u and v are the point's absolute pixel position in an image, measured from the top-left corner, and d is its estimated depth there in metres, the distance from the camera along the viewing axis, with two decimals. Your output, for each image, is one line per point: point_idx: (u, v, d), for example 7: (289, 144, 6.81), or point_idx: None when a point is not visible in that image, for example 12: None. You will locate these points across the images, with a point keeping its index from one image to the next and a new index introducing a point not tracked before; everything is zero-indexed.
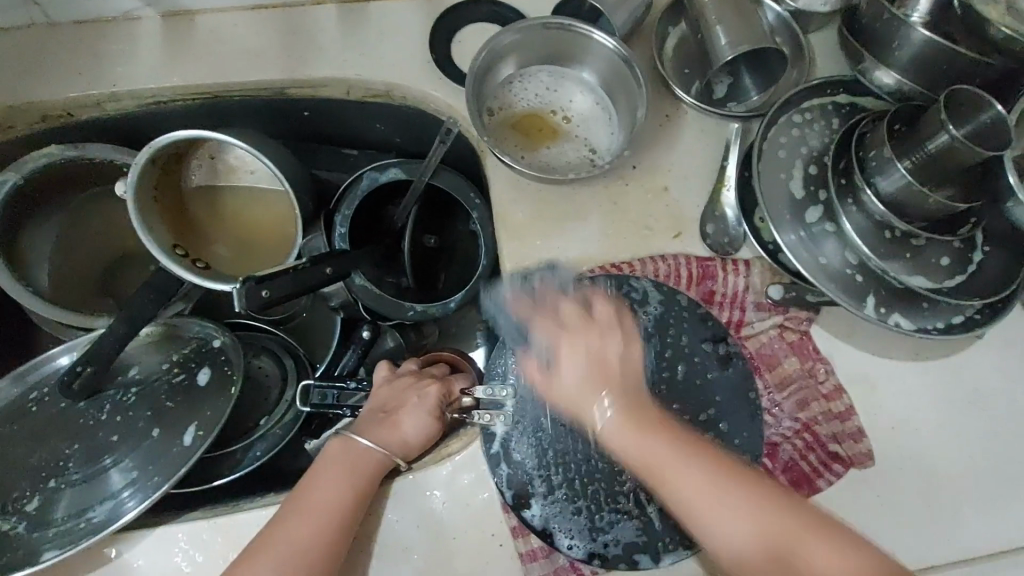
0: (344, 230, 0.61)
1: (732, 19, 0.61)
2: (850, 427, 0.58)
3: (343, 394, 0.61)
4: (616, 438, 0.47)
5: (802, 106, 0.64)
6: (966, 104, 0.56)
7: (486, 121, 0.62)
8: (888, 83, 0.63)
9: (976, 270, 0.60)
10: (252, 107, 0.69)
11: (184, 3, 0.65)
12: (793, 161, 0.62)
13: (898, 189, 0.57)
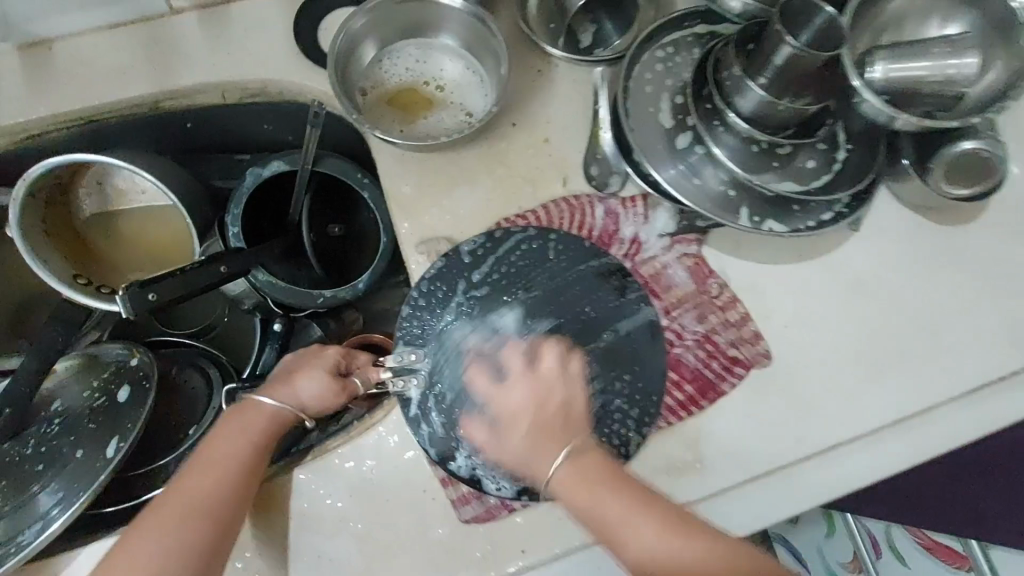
0: (237, 229, 0.62)
1: None
2: (746, 332, 0.62)
3: None
4: (577, 486, 0.46)
5: (662, 41, 0.67)
6: (802, 13, 0.58)
7: (359, 99, 0.63)
8: (736, 7, 0.65)
9: (839, 167, 0.64)
10: (132, 127, 0.69)
11: (38, 32, 0.64)
12: (659, 95, 0.66)
13: (757, 106, 0.59)
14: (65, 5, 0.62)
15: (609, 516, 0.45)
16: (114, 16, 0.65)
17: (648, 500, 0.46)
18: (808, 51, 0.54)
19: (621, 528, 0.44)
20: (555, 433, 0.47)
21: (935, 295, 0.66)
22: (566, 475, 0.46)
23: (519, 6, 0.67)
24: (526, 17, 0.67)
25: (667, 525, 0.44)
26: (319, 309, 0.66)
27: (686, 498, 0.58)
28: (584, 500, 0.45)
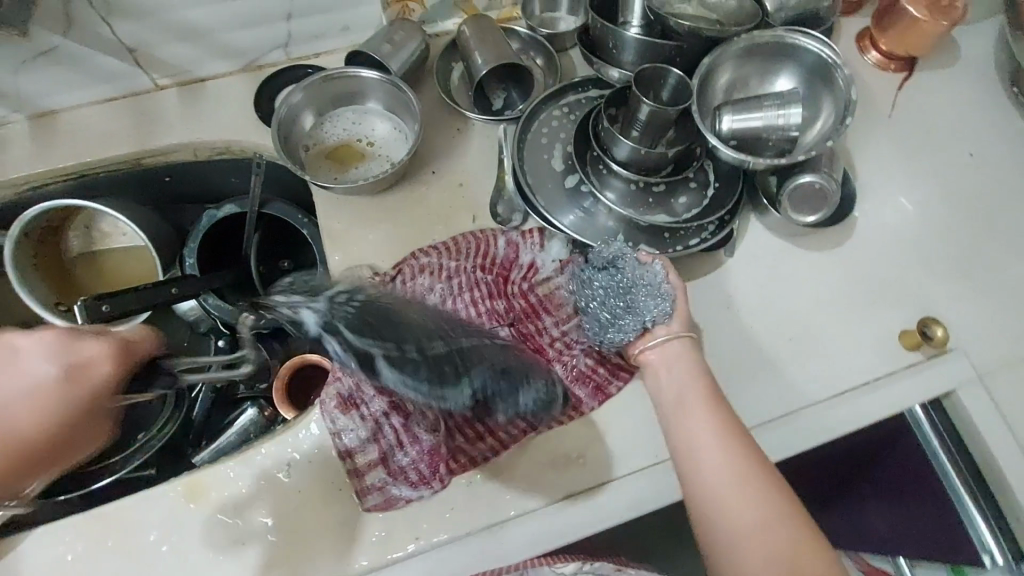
0: (194, 260, 0.73)
1: (484, 46, 0.77)
2: None
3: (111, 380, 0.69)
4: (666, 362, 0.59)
5: (558, 103, 0.81)
6: (655, 77, 0.73)
7: (302, 156, 0.77)
8: (616, 76, 0.79)
9: (709, 203, 0.75)
10: (117, 179, 0.83)
11: (46, 105, 0.79)
12: (553, 145, 0.78)
13: (628, 155, 0.71)
14: (70, 83, 0.77)
15: (680, 401, 0.55)
16: (109, 91, 0.80)
17: (718, 406, 0.54)
18: (663, 108, 0.69)
19: (715, 481, 0.50)
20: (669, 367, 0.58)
21: (802, 310, 0.75)
22: (670, 343, 0.59)
23: (440, 79, 0.82)
24: (446, 88, 0.82)
25: (720, 436, 0.52)
26: (262, 331, 0.76)
27: (570, 488, 0.64)
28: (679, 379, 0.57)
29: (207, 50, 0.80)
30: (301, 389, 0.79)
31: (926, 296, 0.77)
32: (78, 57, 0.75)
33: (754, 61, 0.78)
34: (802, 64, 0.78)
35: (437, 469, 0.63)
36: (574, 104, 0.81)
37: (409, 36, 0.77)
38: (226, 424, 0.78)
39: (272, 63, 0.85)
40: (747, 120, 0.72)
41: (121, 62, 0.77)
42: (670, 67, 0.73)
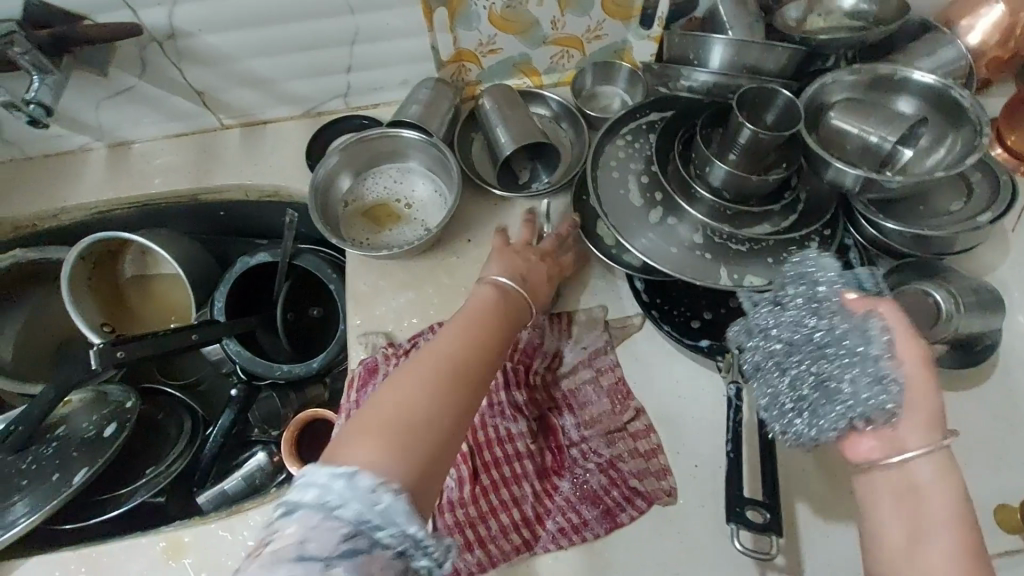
0: (222, 304, 0.73)
1: (511, 122, 0.74)
2: (653, 465, 0.62)
3: (250, 478, 0.75)
4: (925, 480, 0.38)
5: (623, 130, 0.76)
6: (760, 97, 0.67)
7: (339, 214, 0.75)
8: (701, 79, 0.72)
9: (804, 208, 0.69)
10: (176, 211, 0.86)
11: (123, 137, 0.84)
12: (627, 178, 0.73)
13: (724, 177, 0.66)
14: (144, 119, 0.81)
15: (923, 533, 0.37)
16: (180, 128, 0.84)
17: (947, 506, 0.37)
18: (766, 133, 0.64)
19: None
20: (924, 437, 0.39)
21: None
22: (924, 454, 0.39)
23: (463, 155, 0.79)
24: (468, 163, 0.78)
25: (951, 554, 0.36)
26: (278, 380, 0.76)
27: None
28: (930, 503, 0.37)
29: (271, 96, 0.81)
30: (311, 446, 0.78)
31: None
32: (153, 96, 0.78)
33: (867, 97, 0.71)
34: (912, 98, 0.69)
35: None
36: (630, 141, 0.75)
37: (440, 108, 0.77)
38: (235, 465, 0.77)
39: (331, 111, 0.85)
40: (843, 132, 0.67)
41: (190, 102, 0.80)
42: (775, 87, 0.67)
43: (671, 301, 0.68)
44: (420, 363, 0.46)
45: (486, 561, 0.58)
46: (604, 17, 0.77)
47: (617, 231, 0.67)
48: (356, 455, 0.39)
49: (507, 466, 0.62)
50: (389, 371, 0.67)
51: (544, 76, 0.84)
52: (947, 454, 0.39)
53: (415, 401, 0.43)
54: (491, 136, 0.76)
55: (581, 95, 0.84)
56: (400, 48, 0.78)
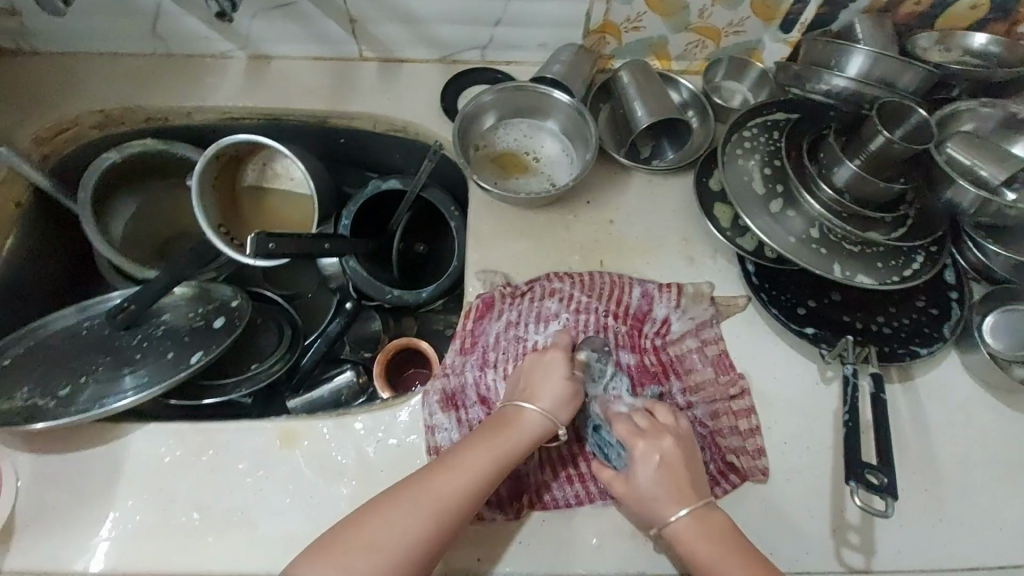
0: (349, 222, 0.78)
1: (649, 97, 0.77)
2: (751, 446, 0.65)
3: (338, 394, 0.78)
4: (688, 543, 0.53)
5: (750, 124, 0.79)
6: (896, 113, 0.70)
7: (472, 154, 0.79)
8: (838, 84, 0.75)
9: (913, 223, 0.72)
10: (301, 130, 0.89)
11: (266, 50, 0.87)
12: (751, 167, 0.76)
13: (849, 178, 0.70)
14: (291, 36, 0.84)
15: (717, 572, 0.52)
16: (321, 51, 0.87)
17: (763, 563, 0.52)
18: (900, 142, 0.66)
19: None
20: (682, 491, 0.54)
21: (950, 465, 0.67)
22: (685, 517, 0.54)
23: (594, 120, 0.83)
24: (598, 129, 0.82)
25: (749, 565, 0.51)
26: (385, 303, 0.79)
27: (641, 566, 0.60)
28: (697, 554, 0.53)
29: (415, 36, 0.84)
30: (398, 372, 0.83)
31: None
32: (309, 17, 0.81)
33: (990, 132, 0.74)
34: None
35: (521, 495, 0.62)
36: (755, 134, 0.79)
37: (581, 72, 0.80)
38: (323, 377, 0.80)
39: (466, 60, 0.88)
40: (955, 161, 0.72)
41: (340, 29, 0.83)
42: (914, 105, 0.70)
43: (781, 287, 0.72)
44: (423, 490, 0.52)
45: (585, 496, 0.62)
46: (749, 14, 0.80)
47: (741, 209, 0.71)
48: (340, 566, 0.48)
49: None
50: (505, 308, 0.70)
51: (673, 61, 0.87)
52: (703, 510, 0.54)
53: (408, 544, 0.50)
54: (626, 108, 0.79)
55: (710, 84, 0.88)
56: (552, 9, 0.80)
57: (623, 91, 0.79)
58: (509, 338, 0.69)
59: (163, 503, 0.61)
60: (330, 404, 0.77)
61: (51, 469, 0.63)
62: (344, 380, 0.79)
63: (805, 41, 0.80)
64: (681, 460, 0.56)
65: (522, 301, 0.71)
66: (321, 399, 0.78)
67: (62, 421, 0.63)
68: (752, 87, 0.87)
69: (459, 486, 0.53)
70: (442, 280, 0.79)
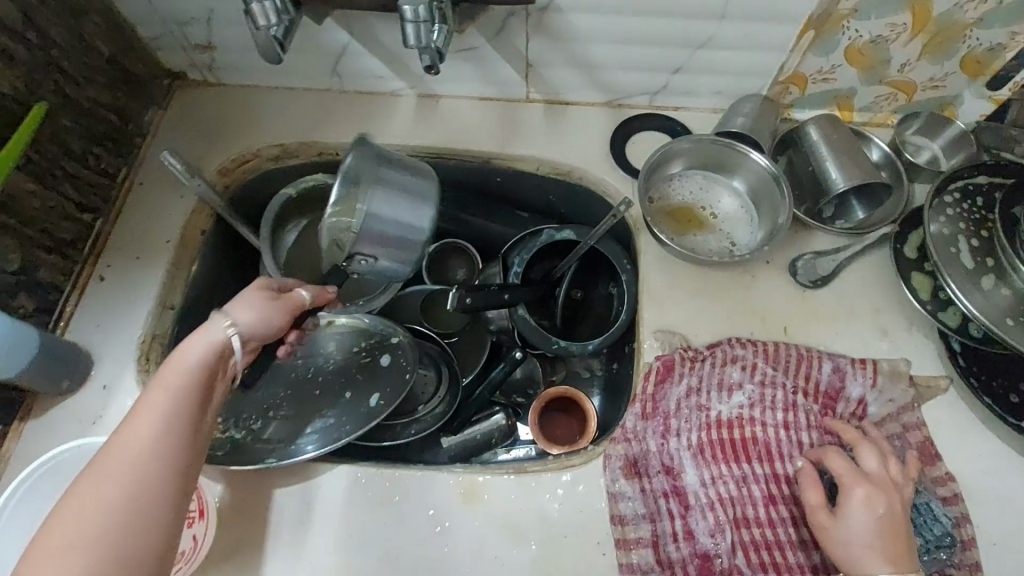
0: (519, 269, 0.78)
1: (843, 157, 0.73)
2: (971, 558, 0.60)
3: (488, 436, 0.80)
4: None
5: (954, 187, 0.73)
6: None
7: (647, 207, 0.77)
8: None
9: None
10: (461, 169, 0.90)
11: (435, 89, 0.88)
12: (957, 237, 0.70)
13: None
14: (463, 77, 0.85)
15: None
16: (488, 91, 0.87)
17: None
18: None
19: None
20: (896, 554, 0.53)
21: None
22: None
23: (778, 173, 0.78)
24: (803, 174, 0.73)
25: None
26: (549, 352, 0.79)
27: None
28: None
29: (588, 80, 0.83)
30: (552, 414, 0.83)
31: None
32: (486, 60, 0.81)
33: None
34: None
35: None
36: (958, 200, 0.73)
37: (765, 126, 0.77)
38: (476, 419, 0.81)
39: (633, 104, 0.86)
40: None
41: (514, 72, 0.83)
42: None
43: (990, 370, 0.67)
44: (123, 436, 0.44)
45: None
46: (956, 70, 0.74)
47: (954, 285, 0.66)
48: (118, 484, 0.42)
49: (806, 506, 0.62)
50: (687, 372, 0.68)
51: (856, 113, 0.82)
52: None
53: (137, 506, 0.42)
54: (814, 167, 0.75)
55: (898, 138, 0.81)
56: (740, 59, 0.77)
57: (812, 147, 0.76)
58: (692, 406, 0.67)
59: (352, 543, 0.63)
60: (480, 443, 0.79)
61: (244, 502, 0.65)
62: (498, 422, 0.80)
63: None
64: (898, 525, 0.55)
65: (703, 366, 0.68)
66: (473, 438, 0.79)
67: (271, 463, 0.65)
68: (945, 148, 0.79)
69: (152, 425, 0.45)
70: (609, 333, 0.78)
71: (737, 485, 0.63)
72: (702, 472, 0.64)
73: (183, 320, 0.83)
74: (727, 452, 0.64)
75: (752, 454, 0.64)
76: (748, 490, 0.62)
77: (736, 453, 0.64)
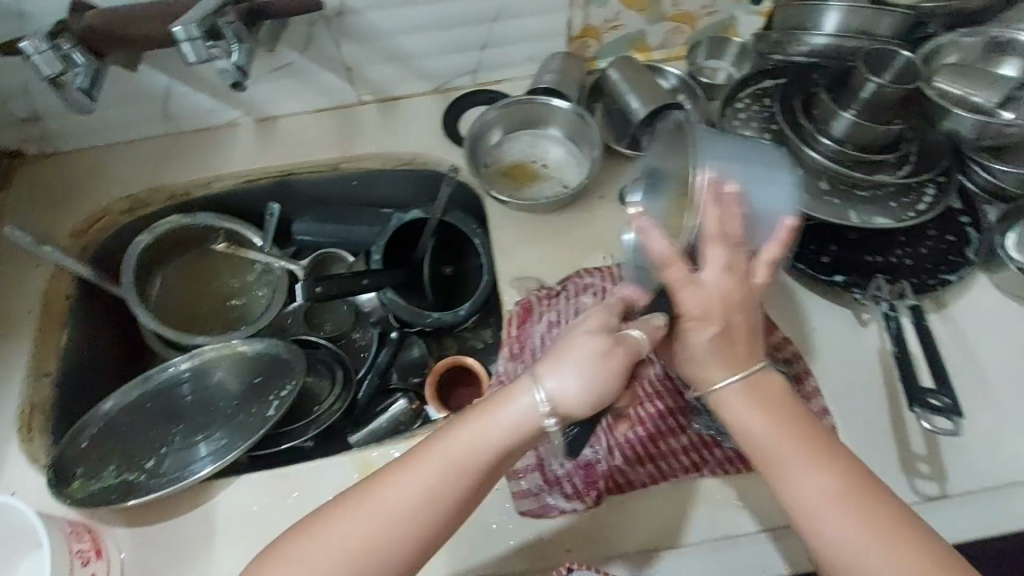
0: (379, 256, 0.83)
1: (640, 89, 0.81)
2: (817, 405, 0.67)
3: (391, 424, 0.81)
4: (737, 405, 0.51)
5: (742, 96, 0.82)
6: (876, 58, 0.72)
7: (482, 172, 0.82)
8: (819, 43, 0.77)
9: (913, 161, 0.74)
10: (314, 181, 0.93)
11: (269, 111, 0.91)
12: (751, 135, 0.78)
13: (847, 129, 0.72)
14: (292, 93, 0.89)
15: (762, 436, 0.51)
16: (321, 103, 0.91)
17: (835, 461, 0.50)
18: (891, 85, 0.68)
19: (819, 508, 0.49)
20: (739, 361, 0.51)
21: (1000, 382, 0.69)
22: (742, 383, 0.51)
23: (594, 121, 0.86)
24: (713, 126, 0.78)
25: (833, 501, 0.49)
26: (426, 327, 0.83)
27: (726, 530, 0.64)
28: (739, 424, 0.52)
29: (408, 72, 0.89)
30: (450, 388, 0.87)
31: None
32: (306, 72, 0.86)
33: (975, 60, 0.76)
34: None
35: (597, 484, 0.64)
36: (746, 105, 0.81)
37: (571, 77, 0.84)
38: (379, 410, 0.84)
39: (459, 86, 0.92)
40: (948, 95, 0.71)
41: (337, 79, 0.88)
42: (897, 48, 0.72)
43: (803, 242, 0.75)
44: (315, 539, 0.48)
45: (658, 475, 0.65)
46: None
47: None
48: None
49: (671, 400, 0.68)
50: (543, 310, 0.73)
51: (654, 51, 0.90)
52: (758, 379, 0.52)
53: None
54: (619, 104, 0.83)
55: (693, 66, 0.90)
56: (534, 24, 0.84)
57: (614, 86, 0.83)
58: (554, 338, 0.72)
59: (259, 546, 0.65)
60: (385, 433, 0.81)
61: (147, 536, 0.67)
62: (400, 407, 0.82)
63: (780, 9, 0.81)
64: (738, 335, 0.51)
65: (556, 300, 0.74)
66: (375, 430, 0.81)
67: (158, 492, 0.67)
68: (733, 64, 0.89)
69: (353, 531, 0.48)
70: (478, 294, 0.83)
71: None
72: None
73: (63, 384, 0.82)
74: None
75: None
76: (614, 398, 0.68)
77: None
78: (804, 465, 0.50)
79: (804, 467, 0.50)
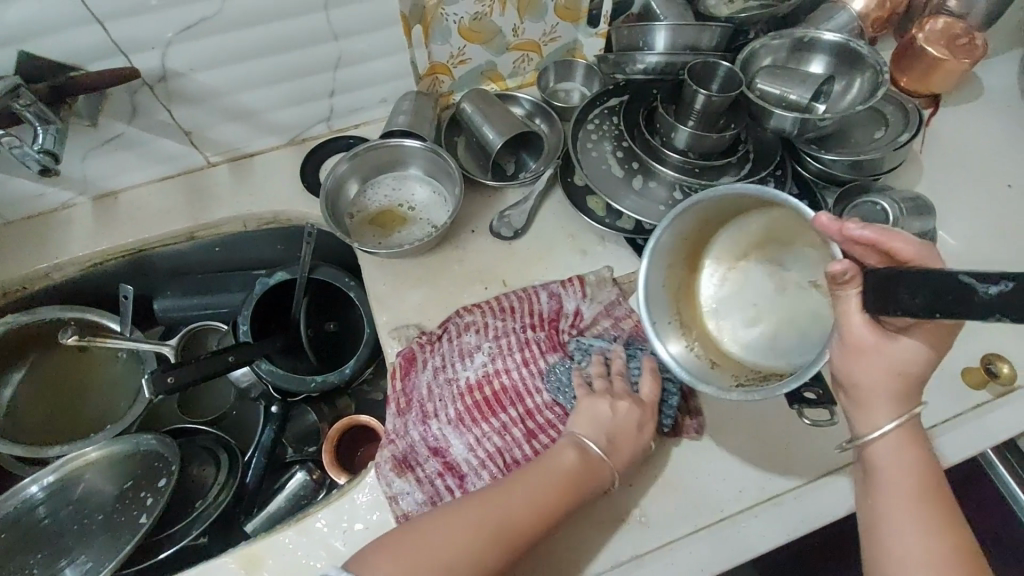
0: (247, 326, 0.79)
1: (494, 119, 0.81)
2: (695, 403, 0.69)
3: (287, 504, 0.76)
4: (886, 452, 0.52)
5: (592, 116, 0.84)
6: (703, 72, 0.76)
7: (348, 223, 0.80)
8: (651, 62, 0.78)
9: (753, 157, 0.79)
10: (170, 253, 0.86)
11: (107, 187, 0.84)
12: (605, 154, 0.81)
13: (687, 140, 0.76)
14: (131, 166, 0.82)
15: (896, 487, 0.51)
16: (165, 171, 0.85)
17: (956, 532, 0.48)
18: (716, 95, 0.72)
19: (909, 562, 0.48)
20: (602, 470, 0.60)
21: None
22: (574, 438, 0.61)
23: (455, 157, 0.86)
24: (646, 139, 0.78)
25: (921, 567, 0.47)
26: (312, 393, 0.79)
27: (635, 550, 0.63)
28: (888, 476, 0.51)
29: (256, 128, 0.84)
30: (349, 448, 0.82)
31: (984, 321, 0.75)
32: (141, 141, 0.79)
33: (787, 60, 0.82)
34: (827, 47, 0.80)
35: None
36: (597, 125, 0.84)
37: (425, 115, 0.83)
38: (275, 489, 0.78)
39: (315, 135, 0.89)
40: (768, 95, 0.77)
41: (177, 144, 0.82)
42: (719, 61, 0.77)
43: None
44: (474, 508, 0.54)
45: None
46: (557, 20, 0.84)
47: (607, 196, 0.76)
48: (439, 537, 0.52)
49: (559, 426, 0.67)
50: (427, 357, 0.71)
51: (508, 79, 0.91)
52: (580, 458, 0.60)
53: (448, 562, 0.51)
54: (477, 135, 0.83)
55: (546, 91, 0.92)
56: (381, 66, 0.83)
57: (469, 120, 0.83)
58: (441, 383, 0.70)
59: None
60: (283, 515, 0.75)
61: None
62: (300, 480, 0.77)
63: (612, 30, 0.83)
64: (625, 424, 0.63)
65: (439, 345, 0.72)
66: (270, 514, 0.75)
67: None
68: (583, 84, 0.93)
69: (508, 509, 0.55)
70: (363, 348, 0.80)
71: (502, 436, 0.66)
72: (467, 440, 0.67)
73: None
74: (482, 411, 0.68)
75: (506, 403, 0.68)
76: (509, 436, 0.66)
77: (490, 411, 0.68)
78: (903, 516, 0.49)
79: (903, 517, 0.49)
